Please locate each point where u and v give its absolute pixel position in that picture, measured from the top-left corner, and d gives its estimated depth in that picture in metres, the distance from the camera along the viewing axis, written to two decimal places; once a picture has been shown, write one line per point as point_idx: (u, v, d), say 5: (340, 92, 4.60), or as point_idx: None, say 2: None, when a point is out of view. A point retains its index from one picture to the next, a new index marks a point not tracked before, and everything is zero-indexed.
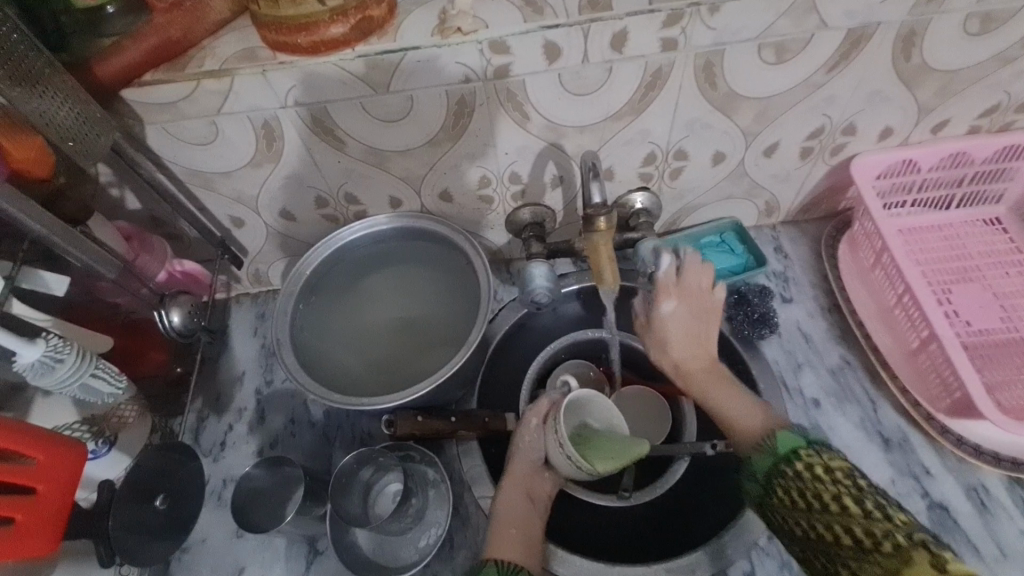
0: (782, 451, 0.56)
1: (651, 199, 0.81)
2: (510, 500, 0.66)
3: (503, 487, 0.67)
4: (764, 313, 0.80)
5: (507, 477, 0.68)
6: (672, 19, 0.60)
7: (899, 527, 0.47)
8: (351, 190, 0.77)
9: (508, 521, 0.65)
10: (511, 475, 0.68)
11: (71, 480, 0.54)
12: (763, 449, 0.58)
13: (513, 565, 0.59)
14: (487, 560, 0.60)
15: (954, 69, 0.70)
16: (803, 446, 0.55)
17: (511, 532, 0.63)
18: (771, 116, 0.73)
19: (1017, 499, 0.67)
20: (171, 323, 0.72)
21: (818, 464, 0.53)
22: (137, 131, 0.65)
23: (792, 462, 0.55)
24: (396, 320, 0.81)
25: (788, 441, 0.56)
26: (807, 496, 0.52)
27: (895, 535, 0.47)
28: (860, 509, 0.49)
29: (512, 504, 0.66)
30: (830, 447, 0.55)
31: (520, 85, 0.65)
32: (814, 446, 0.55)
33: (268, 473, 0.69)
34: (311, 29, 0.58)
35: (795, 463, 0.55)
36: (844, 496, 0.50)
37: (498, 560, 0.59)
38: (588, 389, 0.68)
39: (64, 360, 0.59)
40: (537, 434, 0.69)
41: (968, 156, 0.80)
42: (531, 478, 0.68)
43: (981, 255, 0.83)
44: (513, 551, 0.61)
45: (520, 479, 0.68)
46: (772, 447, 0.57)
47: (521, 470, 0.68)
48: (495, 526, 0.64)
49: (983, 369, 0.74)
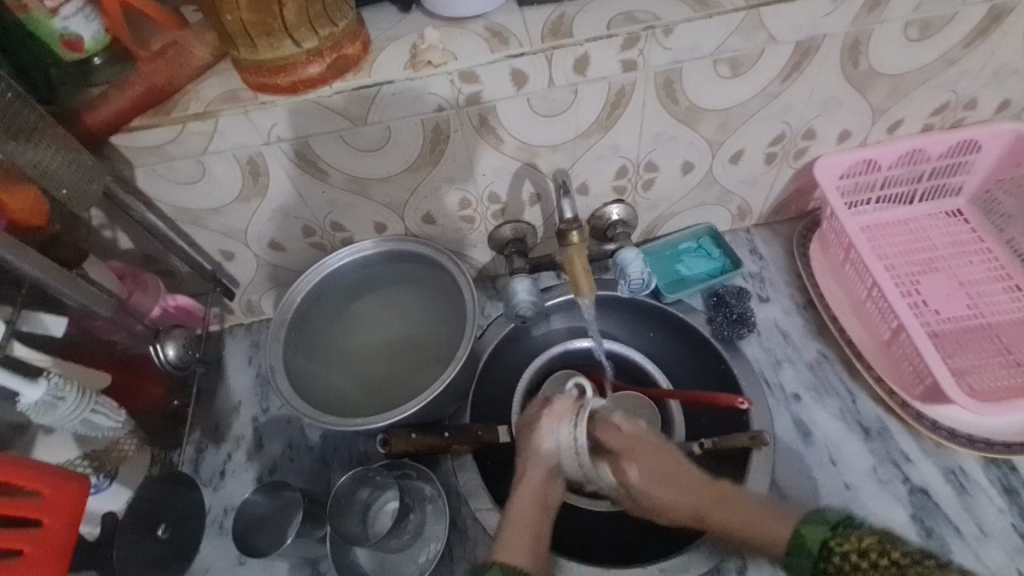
0: (814, 546, 0.56)
1: (626, 210, 0.85)
2: (522, 503, 0.67)
3: (517, 496, 0.68)
4: (742, 313, 0.82)
5: (522, 480, 0.69)
6: (630, 42, 0.64)
7: None
8: (337, 219, 0.80)
9: (520, 526, 0.65)
10: (524, 482, 0.69)
11: (77, 512, 0.55)
12: (793, 550, 0.58)
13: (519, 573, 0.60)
14: (493, 562, 0.61)
15: (901, 72, 0.74)
16: (830, 536, 0.55)
17: (520, 534, 0.65)
18: (733, 126, 0.76)
19: (993, 479, 0.69)
20: (167, 356, 0.75)
21: (852, 550, 0.53)
22: (128, 175, 0.68)
23: (828, 560, 0.55)
24: (387, 341, 0.83)
25: (815, 534, 0.57)
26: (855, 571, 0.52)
27: None
28: None
29: (524, 508, 0.67)
30: (855, 527, 0.55)
31: (492, 111, 0.68)
32: (838, 531, 0.55)
33: (267, 498, 0.71)
34: (289, 70, 0.62)
35: (832, 555, 0.54)
36: None
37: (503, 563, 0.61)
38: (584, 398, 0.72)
39: (64, 398, 0.60)
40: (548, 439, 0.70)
41: (924, 153, 0.84)
42: (540, 489, 0.69)
43: (945, 246, 0.86)
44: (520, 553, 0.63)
45: (535, 484, 0.69)
46: (800, 548, 0.57)
47: (535, 486, 0.69)
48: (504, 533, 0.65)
49: (952, 356, 0.77)
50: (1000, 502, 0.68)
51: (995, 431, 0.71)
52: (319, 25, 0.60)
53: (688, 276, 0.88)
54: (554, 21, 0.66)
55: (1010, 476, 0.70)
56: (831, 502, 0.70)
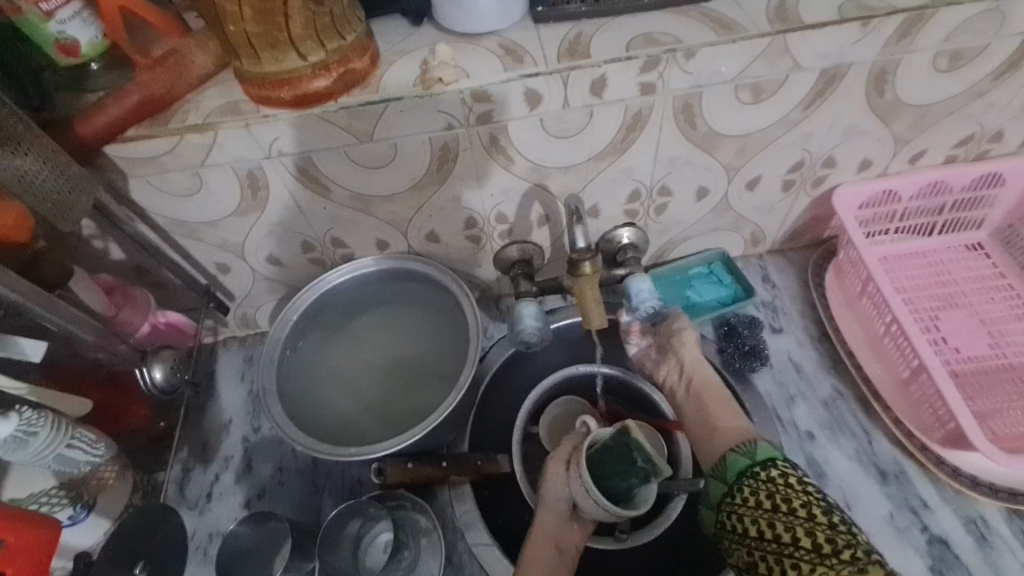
0: (759, 457, 0.62)
1: (637, 234, 0.81)
2: (536, 554, 0.65)
3: (531, 540, 0.67)
4: (755, 345, 0.80)
5: (534, 533, 0.67)
6: (650, 65, 0.61)
7: (859, 543, 0.52)
8: (338, 235, 0.77)
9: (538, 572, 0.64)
10: (536, 531, 0.68)
11: (41, 564, 0.51)
12: (739, 450, 0.64)
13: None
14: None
15: (928, 103, 0.71)
16: (780, 458, 0.61)
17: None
18: (751, 152, 0.74)
19: (1016, 531, 0.66)
20: (153, 379, 0.70)
21: (790, 471, 0.59)
22: (121, 185, 0.65)
23: (766, 467, 0.60)
24: (386, 361, 0.80)
25: (766, 451, 0.63)
26: (777, 498, 0.56)
27: (855, 547, 0.51)
28: (827, 519, 0.54)
29: (539, 556, 0.65)
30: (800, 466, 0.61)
31: (503, 130, 0.65)
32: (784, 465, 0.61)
33: (253, 529, 0.67)
34: (294, 83, 0.59)
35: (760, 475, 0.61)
36: (813, 505, 0.55)
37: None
38: (605, 429, 0.70)
39: (37, 433, 0.59)
40: (562, 486, 0.69)
41: (946, 184, 0.81)
42: (555, 533, 0.68)
43: (966, 281, 0.84)
44: None
45: (549, 529, 0.68)
46: (749, 452, 0.63)
47: (547, 531, 0.67)
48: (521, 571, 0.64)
49: (973, 398, 0.74)
50: None
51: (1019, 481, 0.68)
52: (326, 37, 0.57)
53: (698, 303, 0.85)
54: (571, 40, 0.63)
55: None
56: None
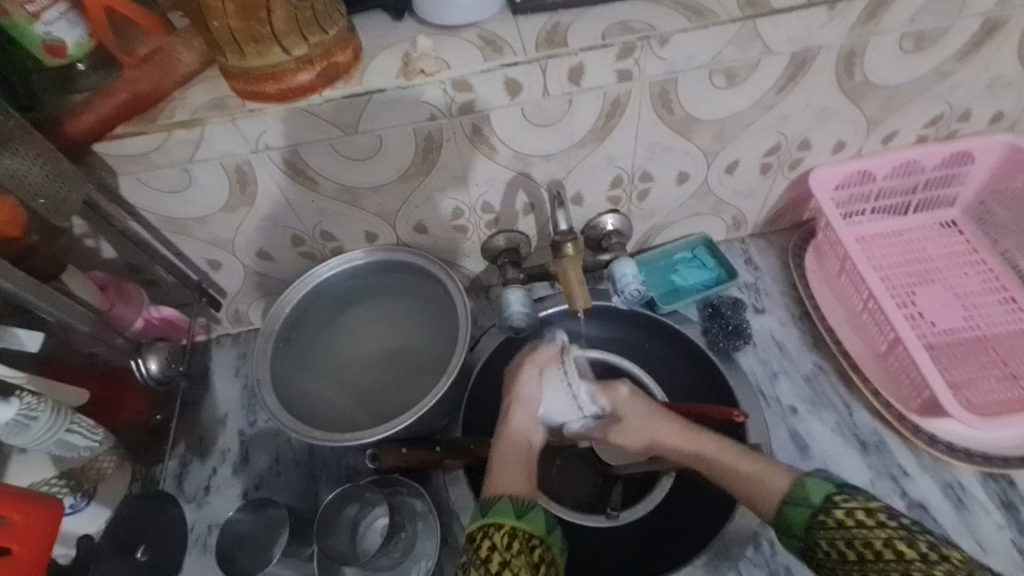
0: (816, 499, 0.58)
1: (621, 221, 0.84)
2: (509, 450, 0.68)
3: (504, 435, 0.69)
4: (738, 324, 0.82)
5: (505, 430, 0.69)
6: (625, 52, 0.63)
7: (959, 567, 0.50)
8: (327, 228, 0.78)
9: (514, 463, 0.66)
10: (507, 428, 0.70)
11: (47, 543, 0.53)
12: (792, 497, 0.59)
13: (528, 501, 0.61)
14: (498, 496, 0.62)
15: (895, 84, 0.73)
16: (835, 492, 0.57)
17: (518, 472, 0.65)
18: (728, 136, 0.76)
19: (991, 494, 0.69)
20: (149, 371, 0.73)
21: (857, 507, 0.55)
22: (110, 183, 0.67)
23: (830, 511, 0.56)
24: (377, 352, 0.82)
25: (818, 488, 0.59)
26: (859, 546, 0.53)
27: (959, 572, 0.50)
28: (916, 553, 0.51)
29: (514, 453, 0.67)
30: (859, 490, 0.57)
31: (484, 120, 0.67)
32: (844, 490, 0.58)
33: (253, 516, 0.69)
34: (278, 78, 0.60)
35: (834, 510, 0.56)
36: (897, 541, 0.52)
37: (513, 495, 0.62)
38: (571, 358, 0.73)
39: (37, 417, 0.60)
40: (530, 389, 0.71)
41: (919, 164, 0.84)
42: (522, 437, 0.69)
43: (940, 257, 0.86)
44: (520, 489, 0.63)
45: (521, 428, 0.70)
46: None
47: (519, 427, 0.70)
48: (497, 469, 0.65)
49: (948, 369, 0.77)
50: (999, 517, 0.67)
51: (992, 445, 0.71)
52: (308, 32, 0.59)
53: (683, 287, 0.87)
54: (548, 30, 0.65)
55: (1008, 490, 0.69)
56: None
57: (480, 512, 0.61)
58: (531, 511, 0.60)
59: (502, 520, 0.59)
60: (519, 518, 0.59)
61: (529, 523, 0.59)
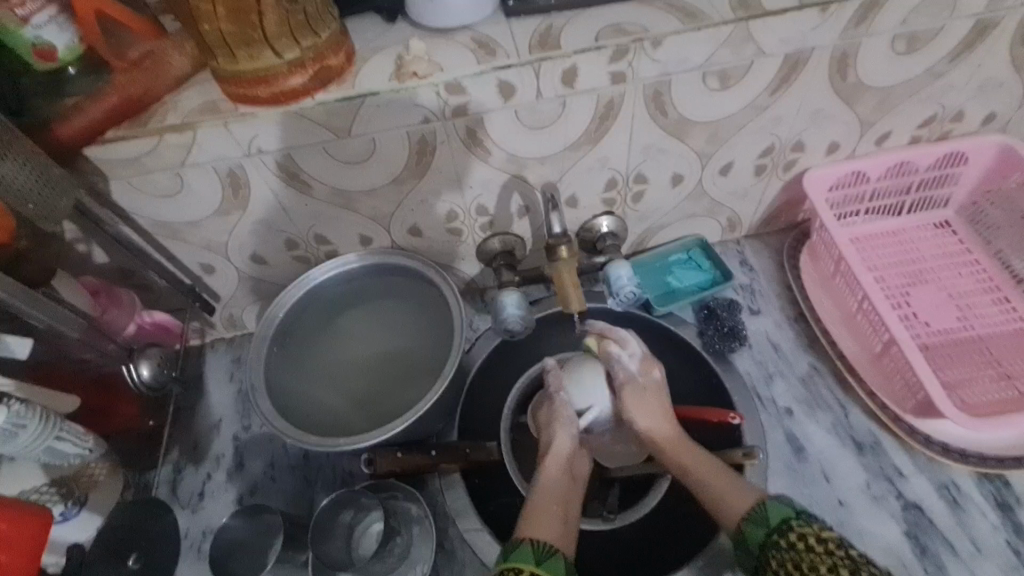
0: (774, 521, 0.58)
1: (616, 222, 0.83)
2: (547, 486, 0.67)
3: (544, 467, 0.69)
4: (734, 326, 0.82)
5: (548, 455, 0.70)
6: (618, 54, 0.63)
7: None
8: (321, 231, 0.78)
9: (549, 500, 0.65)
10: (550, 455, 0.70)
11: (36, 552, 0.52)
12: (750, 516, 0.59)
13: (550, 547, 0.58)
14: (522, 539, 0.59)
15: (888, 85, 0.74)
16: (793, 517, 0.57)
17: (550, 513, 0.63)
18: (722, 138, 0.76)
19: (986, 494, 0.69)
20: (140, 376, 0.73)
21: (811, 535, 0.54)
22: (101, 188, 0.66)
23: (785, 533, 0.56)
24: (372, 355, 0.82)
25: (777, 512, 0.58)
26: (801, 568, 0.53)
27: None
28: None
29: (552, 488, 0.66)
30: (817, 518, 0.57)
31: (478, 122, 0.67)
32: (802, 515, 0.57)
33: (246, 522, 0.68)
34: (270, 81, 0.60)
35: (788, 533, 0.56)
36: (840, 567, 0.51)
37: (535, 538, 0.59)
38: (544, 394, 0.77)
39: (25, 425, 0.59)
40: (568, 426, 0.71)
41: (912, 164, 0.84)
42: (559, 472, 0.68)
43: (934, 258, 0.86)
44: (550, 533, 0.60)
45: (562, 461, 0.69)
46: None
47: (558, 458, 0.69)
48: (534, 508, 0.64)
49: (943, 369, 0.77)
50: (995, 518, 0.68)
51: (986, 445, 0.71)
52: (300, 35, 0.58)
53: (678, 288, 0.87)
54: (541, 33, 0.65)
55: (1003, 491, 0.69)
56: (824, 520, 0.69)
57: (502, 555, 0.59)
58: (550, 558, 0.57)
59: (521, 566, 0.56)
60: (537, 565, 0.56)
61: (548, 572, 0.56)
